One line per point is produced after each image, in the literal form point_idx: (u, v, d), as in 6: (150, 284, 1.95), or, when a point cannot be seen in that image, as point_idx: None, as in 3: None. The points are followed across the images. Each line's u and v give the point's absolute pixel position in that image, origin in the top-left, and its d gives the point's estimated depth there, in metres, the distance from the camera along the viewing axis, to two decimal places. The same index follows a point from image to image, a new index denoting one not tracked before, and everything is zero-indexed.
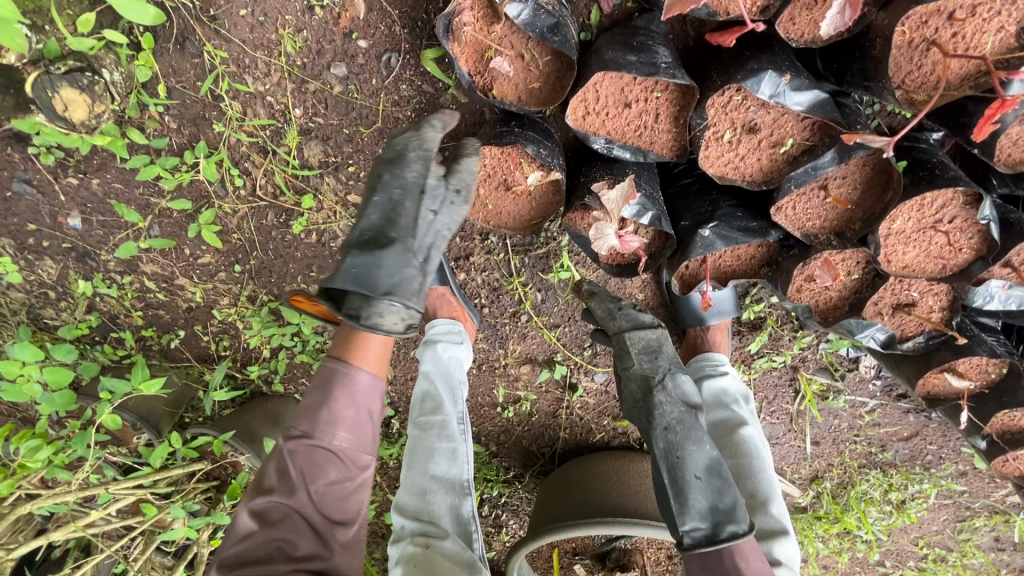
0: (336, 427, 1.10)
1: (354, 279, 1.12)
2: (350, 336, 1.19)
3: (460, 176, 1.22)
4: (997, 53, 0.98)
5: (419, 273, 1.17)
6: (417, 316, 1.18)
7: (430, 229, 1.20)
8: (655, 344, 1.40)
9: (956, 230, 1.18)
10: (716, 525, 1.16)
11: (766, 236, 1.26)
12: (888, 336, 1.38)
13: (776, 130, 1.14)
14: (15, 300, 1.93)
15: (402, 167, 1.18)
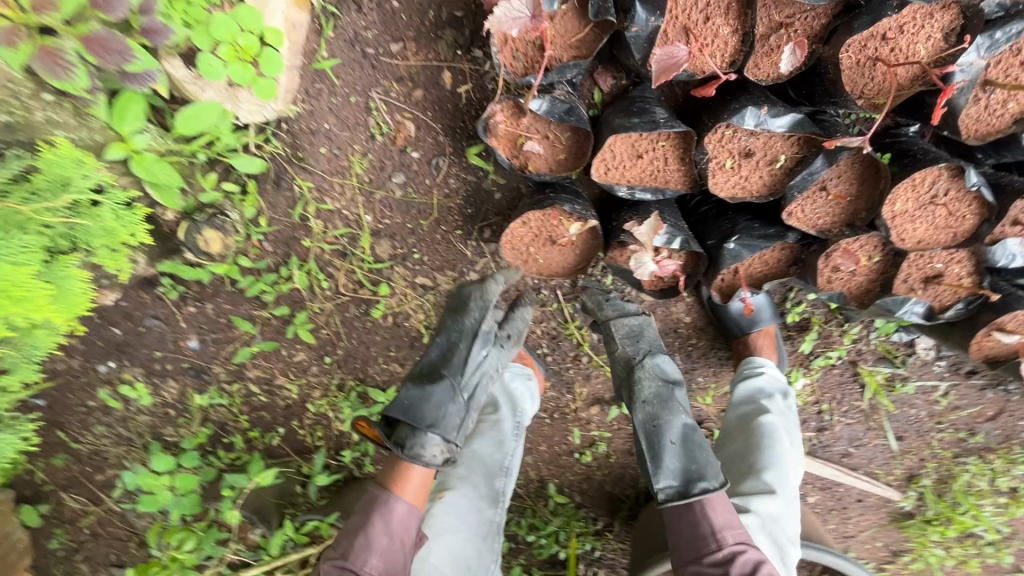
0: (383, 523, 1.37)
1: (405, 409, 1.44)
2: (395, 470, 1.45)
3: (512, 324, 1.69)
4: (932, 54, 1.20)
5: (458, 410, 1.48)
6: (453, 449, 1.46)
7: (475, 370, 1.57)
8: (638, 329, 1.68)
9: (955, 201, 1.33)
10: (688, 483, 1.43)
11: (785, 238, 1.44)
12: (925, 308, 1.49)
13: (768, 151, 1.36)
14: (142, 424, 2.14)
15: (465, 318, 1.59)
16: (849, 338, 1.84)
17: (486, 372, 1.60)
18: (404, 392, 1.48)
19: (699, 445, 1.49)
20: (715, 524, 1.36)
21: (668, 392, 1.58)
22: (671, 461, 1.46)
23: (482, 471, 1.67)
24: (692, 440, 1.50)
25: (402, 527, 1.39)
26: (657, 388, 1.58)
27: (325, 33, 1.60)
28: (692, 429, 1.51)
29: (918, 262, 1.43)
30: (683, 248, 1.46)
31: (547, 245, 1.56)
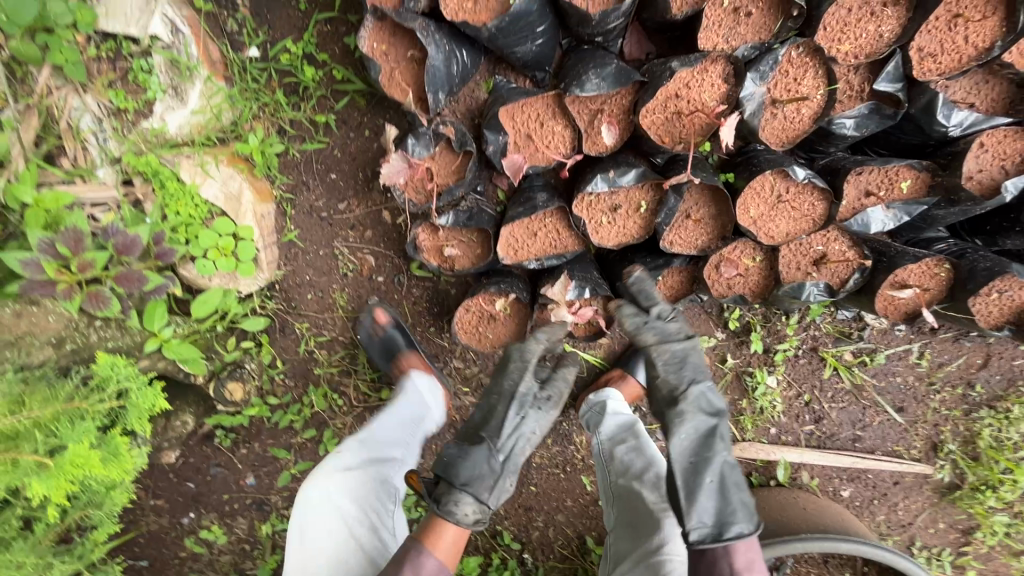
0: (428, 557, 1.44)
1: (444, 466, 1.49)
2: (429, 523, 1.48)
3: (557, 385, 1.69)
4: (718, 97, 1.49)
5: (491, 474, 1.50)
6: (484, 512, 1.49)
7: (512, 435, 1.56)
8: (680, 355, 1.47)
9: (798, 194, 1.54)
10: (722, 526, 1.36)
11: (672, 263, 1.67)
12: (824, 286, 1.64)
13: (630, 200, 1.64)
14: (225, 562, 2.38)
15: (503, 380, 1.65)
16: (791, 327, 1.99)
17: (529, 425, 1.60)
18: (445, 450, 1.53)
19: (732, 493, 1.39)
20: (736, 565, 1.34)
21: (711, 429, 1.43)
22: (710, 509, 1.36)
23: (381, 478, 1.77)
24: (733, 490, 1.39)
25: (431, 565, 1.42)
26: (704, 425, 1.43)
27: (288, 212, 2.07)
28: (730, 468, 1.41)
29: (798, 249, 1.62)
30: (594, 295, 1.75)
31: (489, 323, 1.87)
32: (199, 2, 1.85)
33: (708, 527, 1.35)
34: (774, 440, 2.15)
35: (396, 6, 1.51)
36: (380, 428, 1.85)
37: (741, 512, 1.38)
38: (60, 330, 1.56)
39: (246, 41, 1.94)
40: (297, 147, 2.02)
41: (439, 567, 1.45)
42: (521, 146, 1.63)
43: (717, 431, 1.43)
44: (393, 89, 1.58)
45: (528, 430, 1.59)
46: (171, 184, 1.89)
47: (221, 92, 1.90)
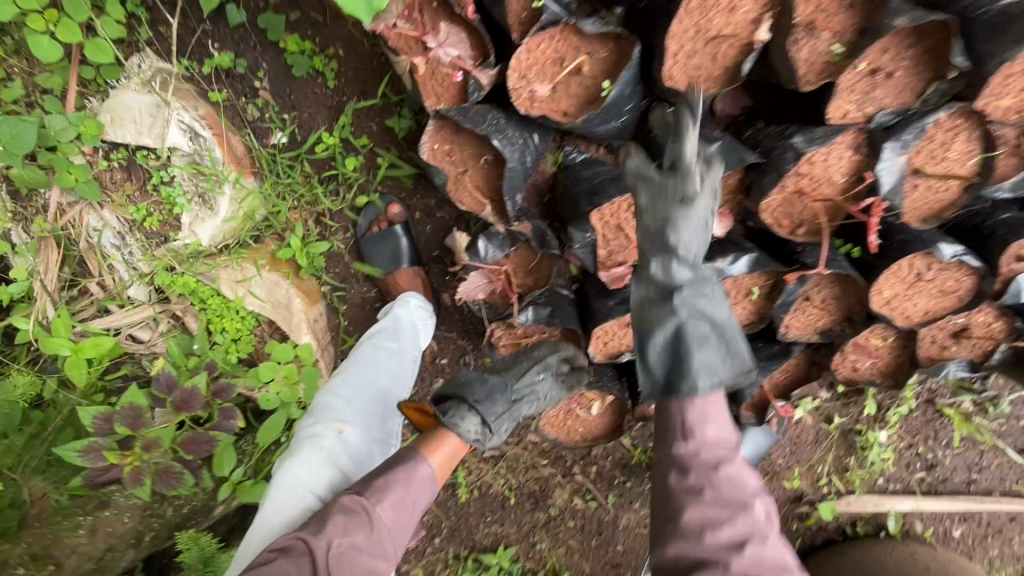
0: (390, 504, 1.12)
1: (455, 385, 1.41)
2: (430, 436, 1.28)
3: (579, 372, 1.57)
4: (850, 170, 1.28)
5: (502, 403, 1.41)
6: (486, 436, 1.36)
7: (526, 383, 1.48)
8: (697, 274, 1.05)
9: (943, 271, 1.32)
10: (676, 384, 0.99)
11: (791, 352, 1.49)
12: (965, 362, 1.46)
13: (740, 287, 1.44)
14: None
15: (534, 348, 1.56)
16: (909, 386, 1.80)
17: (553, 386, 1.50)
18: (464, 374, 1.47)
19: (698, 339, 1.00)
20: (689, 418, 0.96)
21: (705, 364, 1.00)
22: (658, 360, 1.01)
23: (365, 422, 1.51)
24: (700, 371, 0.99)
25: (386, 517, 1.10)
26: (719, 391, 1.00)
27: (339, 308, 1.86)
28: (694, 323, 1.02)
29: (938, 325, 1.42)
30: None
31: (579, 419, 1.69)
32: (213, 94, 1.61)
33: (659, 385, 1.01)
34: (883, 490, 2.01)
35: (460, 104, 1.27)
36: (384, 402, 1.53)
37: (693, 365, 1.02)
38: (132, 513, 1.47)
39: (270, 128, 1.69)
40: (342, 238, 1.80)
41: (401, 515, 1.12)
42: (612, 240, 1.40)
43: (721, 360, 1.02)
44: (461, 196, 1.35)
45: (542, 392, 1.50)
46: (213, 300, 1.72)
47: (252, 191, 1.69)
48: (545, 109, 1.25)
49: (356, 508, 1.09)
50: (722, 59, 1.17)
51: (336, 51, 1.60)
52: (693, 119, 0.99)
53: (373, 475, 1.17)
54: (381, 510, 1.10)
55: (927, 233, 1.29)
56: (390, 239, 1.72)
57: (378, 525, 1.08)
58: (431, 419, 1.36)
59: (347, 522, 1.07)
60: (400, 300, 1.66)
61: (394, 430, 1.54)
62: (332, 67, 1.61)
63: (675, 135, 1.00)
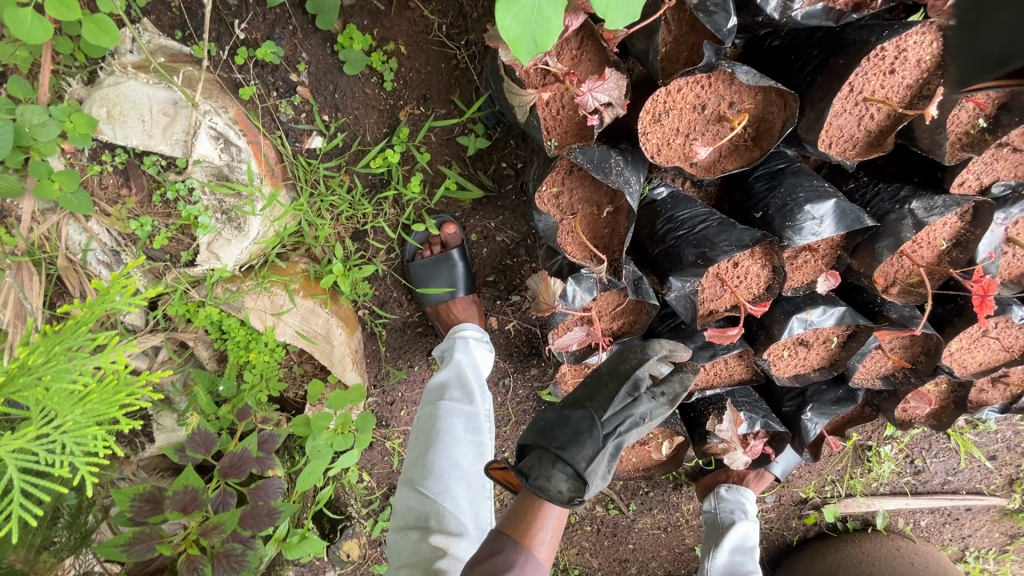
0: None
1: (537, 431, 1.16)
2: (524, 511, 1.08)
3: (672, 383, 1.23)
4: (950, 236, 1.29)
5: (592, 445, 1.13)
6: (583, 492, 1.09)
7: (624, 412, 1.17)
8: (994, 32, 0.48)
9: (1006, 329, 1.41)
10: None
11: (856, 396, 1.54)
12: (999, 406, 1.59)
13: (820, 335, 1.45)
14: None
15: (619, 362, 1.25)
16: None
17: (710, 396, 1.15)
18: (539, 417, 1.20)
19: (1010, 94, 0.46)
20: None
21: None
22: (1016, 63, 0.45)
23: (466, 492, 1.29)
24: None
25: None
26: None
27: (378, 335, 1.66)
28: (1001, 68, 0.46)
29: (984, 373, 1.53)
30: (765, 428, 1.59)
31: (637, 452, 1.68)
32: (246, 91, 1.33)
33: None
34: (874, 493, 2.24)
35: (579, 143, 1.11)
36: (474, 473, 1.32)
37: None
38: None
39: (307, 129, 1.42)
40: (384, 259, 1.58)
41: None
42: (708, 290, 1.35)
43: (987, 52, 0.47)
44: (569, 245, 1.21)
45: (641, 417, 1.18)
46: (238, 331, 1.47)
47: (285, 205, 1.43)
48: (673, 154, 1.13)
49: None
50: (868, 120, 1.11)
51: (395, 46, 1.37)
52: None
53: (479, 558, 1.04)
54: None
55: (1006, 297, 1.36)
56: (445, 264, 1.54)
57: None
58: (518, 483, 1.16)
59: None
60: (459, 340, 1.50)
61: (488, 518, 1.32)
62: (392, 66, 1.38)
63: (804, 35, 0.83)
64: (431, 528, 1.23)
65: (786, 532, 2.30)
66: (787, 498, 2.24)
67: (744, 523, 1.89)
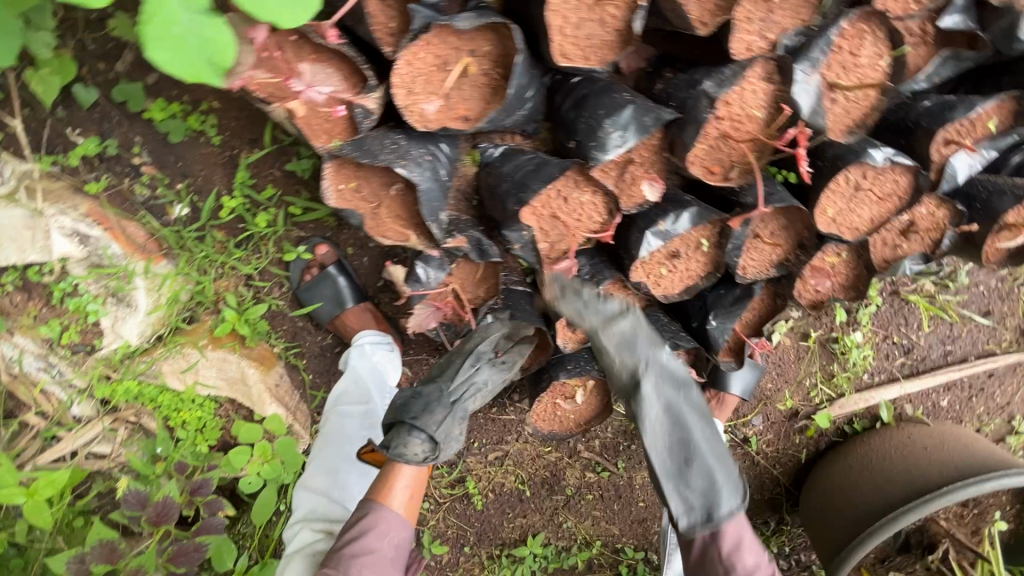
0: (368, 542, 1.25)
1: (398, 408, 1.37)
2: (386, 476, 1.34)
3: (511, 353, 1.45)
4: (769, 101, 1.23)
5: (441, 410, 1.36)
6: (436, 449, 1.33)
7: (468, 381, 1.41)
8: (631, 333, 1.35)
9: (877, 177, 1.32)
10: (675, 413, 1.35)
11: (755, 293, 1.47)
12: (918, 257, 1.47)
13: (688, 242, 1.41)
14: None
15: (464, 339, 1.46)
16: (875, 288, 1.78)
17: (622, 368, 1.35)
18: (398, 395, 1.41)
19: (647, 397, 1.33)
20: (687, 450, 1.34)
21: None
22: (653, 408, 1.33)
23: (358, 472, 1.56)
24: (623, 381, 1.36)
25: (373, 558, 1.23)
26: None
27: (300, 365, 1.78)
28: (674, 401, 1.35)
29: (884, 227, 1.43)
30: (677, 349, 1.56)
31: (569, 408, 1.68)
32: (93, 186, 1.48)
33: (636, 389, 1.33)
34: (868, 384, 2.09)
35: (349, 137, 1.18)
36: (365, 466, 1.63)
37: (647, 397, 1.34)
38: None
39: (167, 202, 1.55)
40: (279, 295, 1.70)
41: (380, 550, 1.25)
42: (550, 232, 1.35)
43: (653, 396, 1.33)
44: (383, 231, 1.28)
45: (482, 383, 1.42)
46: (164, 396, 1.61)
47: (169, 274, 1.56)
48: (444, 118, 1.17)
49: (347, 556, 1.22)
50: (610, 22, 1.09)
51: (209, 104, 1.49)
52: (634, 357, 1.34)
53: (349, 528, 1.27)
54: (366, 558, 1.23)
55: (856, 145, 1.28)
56: (327, 282, 1.62)
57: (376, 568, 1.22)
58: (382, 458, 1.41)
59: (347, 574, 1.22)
60: (356, 347, 1.62)
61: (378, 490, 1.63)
62: (212, 122, 1.49)
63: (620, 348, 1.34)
64: (322, 514, 1.50)
65: (794, 450, 2.24)
66: (776, 416, 2.13)
67: None
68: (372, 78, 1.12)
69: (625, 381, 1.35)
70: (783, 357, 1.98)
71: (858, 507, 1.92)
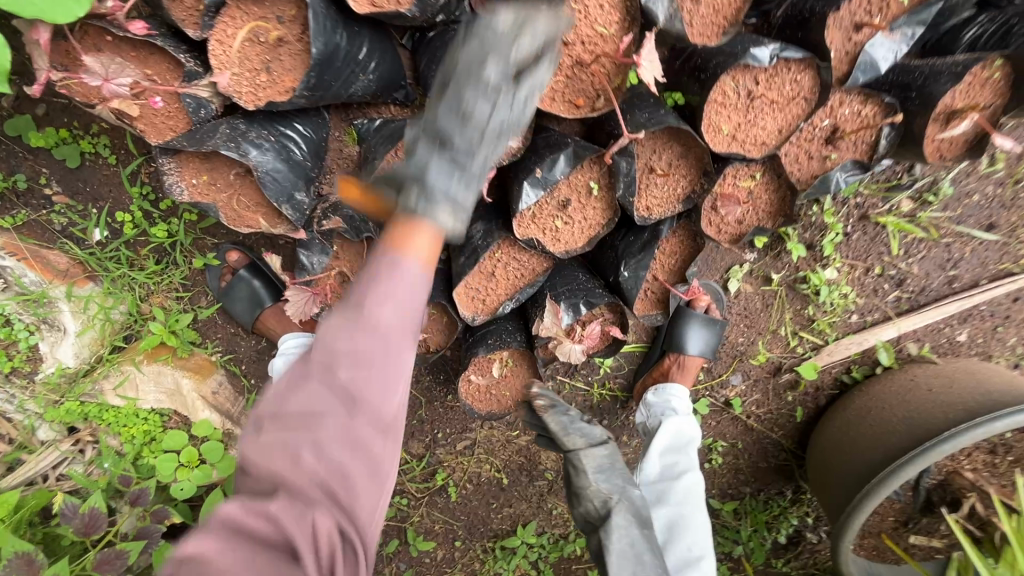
0: (309, 444, 0.63)
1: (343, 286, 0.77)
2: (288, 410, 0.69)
3: None
4: (620, 14, 1.10)
5: None
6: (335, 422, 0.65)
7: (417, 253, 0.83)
8: (608, 460, 1.38)
9: (772, 79, 1.15)
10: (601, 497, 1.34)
11: (662, 234, 1.33)
12: (850, 165, 1.27)
13: (576, 188, 1.29)
14: None
15: None
16: (830, 213, 1.63)
17: (595, 494, 1.33)
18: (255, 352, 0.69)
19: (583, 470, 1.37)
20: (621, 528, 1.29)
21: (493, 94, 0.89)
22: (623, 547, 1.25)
23: None
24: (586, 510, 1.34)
25: (324, 499, 0.63)
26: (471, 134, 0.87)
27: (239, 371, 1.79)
28: (647, 543, 1.27)
29: (802, 138, 1.24)
30: (592, 308, 1.43)
31: (499, 385, 1.59)
32: (10, 221, 1.55)
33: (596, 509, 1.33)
34: (860, 326, 1.84)
35: (187, 129, 1.17)
36: None
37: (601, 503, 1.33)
38: None
39: (83, 227, 1.60)
40: (206, 303, 1.72)
41: (341, 473, 0.64)
42: None
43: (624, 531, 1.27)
44: (242, 219, 1.25)
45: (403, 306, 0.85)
46: (109, 415, 1.66)
47: (95, 295, 1.62)
48: (269, 92, 1.11)
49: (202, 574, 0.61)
50: None
51: (100, 126, 1.53)
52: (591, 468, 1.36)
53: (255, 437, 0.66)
54: (293, 513, 0.62)
55: (734, 48, 1.12)
56: (240, 286, 1.60)
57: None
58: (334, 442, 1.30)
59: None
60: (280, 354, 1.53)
61: None
62: (103, 142, 1.53)
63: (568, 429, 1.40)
64: None
65: (786, 408, 2.01)
66: (758, 373, 1.92)
67: (673, 422, 1.63)
68: (193, 65, 1.10)
69: (595, 509, 1.32)
70: (748, 306, 1.79)
71: (855, 465, 1.70)
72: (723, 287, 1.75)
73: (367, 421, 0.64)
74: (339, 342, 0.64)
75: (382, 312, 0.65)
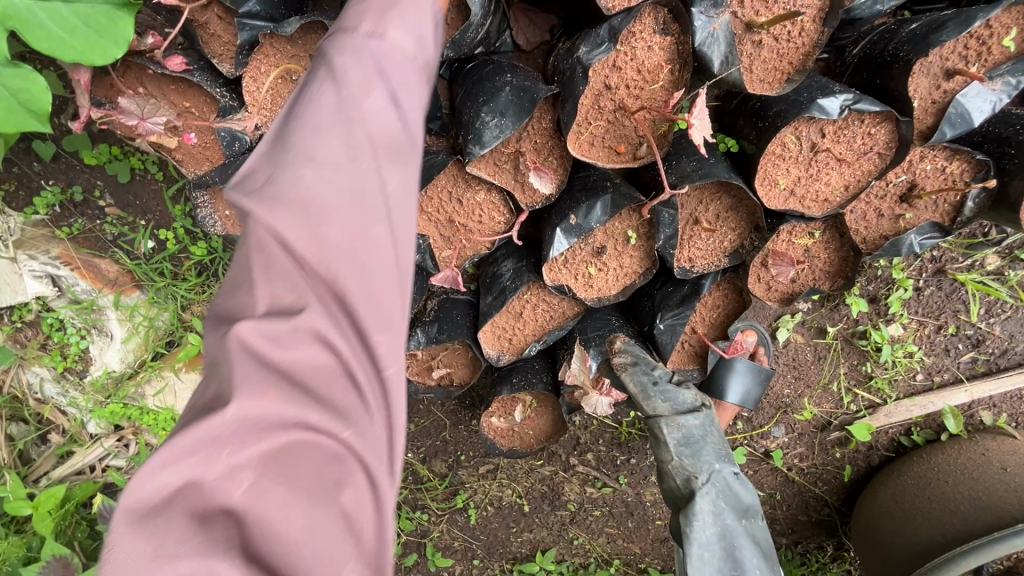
0: (318, 228, 0.54)
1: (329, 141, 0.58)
2: (276, 285, 0.54)
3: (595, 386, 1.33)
4: (670, 57, 1.01)
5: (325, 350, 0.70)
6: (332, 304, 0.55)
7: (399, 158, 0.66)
8: (697, 435, 1.28)
9: (839, 132, 1.04)
10: (688, 481, 1.25)
11: (703, 289, 1.24)
12: (928, 227, 1.12)
13: (613, 236, 1.20)
14: None
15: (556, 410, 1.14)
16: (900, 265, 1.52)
17: (677, 470, 1.27)
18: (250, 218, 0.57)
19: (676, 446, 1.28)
20: (723, 519, 1.17)
21: None
22: (709, 540, 1.15)
23: None
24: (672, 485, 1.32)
25: (343, 308, 0.55)
26: None
27: None
28: (737, 535, 1.16)
29: (872, 195, 1.11)
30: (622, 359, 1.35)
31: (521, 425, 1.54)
32: (65, 230, 1.62)
33: (680, 492, 1.25)
34: (925, 387, 1.66)
35: (219, 161, 1.16)
36: None
37: (700, 486, 1.22)
38: None
39: (131, 238, 1.66)
40: None
41: (354, 257, 0.55)
42: (445, 237, 1.24)
43: (712, 519, 1.17)
44: None
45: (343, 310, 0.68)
46: (148, 417, 1.71)
47: (140, 303, 1.68)
48: None
49: (169, 499, 0.48)
50: None
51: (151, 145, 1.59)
52: (675, 443, 1.28)
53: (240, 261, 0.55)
54: (325, 312, 0.55)
55: (798, 99, 1.01)
56: None
57: (332, 402, 0.54)
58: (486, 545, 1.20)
59: (236, 420, 0.50)
60: None
61: None
62: (152, 161, 1.58)
63: (649, 401, 1.32)
64: None
65: (835, 463, 1.78)
66: (805, 428, 1.76)
67: None
68: (227, 99, 1.09)
69: (678, 486, 1.26)
70: (795, 355, 1.66)
71: (913, 541, 1.48)
72: (771, 334, 1.63)
73: (392, 210, 0.58)
74: (373, 102, 0.60)
75: (399, 81, 0.62)
